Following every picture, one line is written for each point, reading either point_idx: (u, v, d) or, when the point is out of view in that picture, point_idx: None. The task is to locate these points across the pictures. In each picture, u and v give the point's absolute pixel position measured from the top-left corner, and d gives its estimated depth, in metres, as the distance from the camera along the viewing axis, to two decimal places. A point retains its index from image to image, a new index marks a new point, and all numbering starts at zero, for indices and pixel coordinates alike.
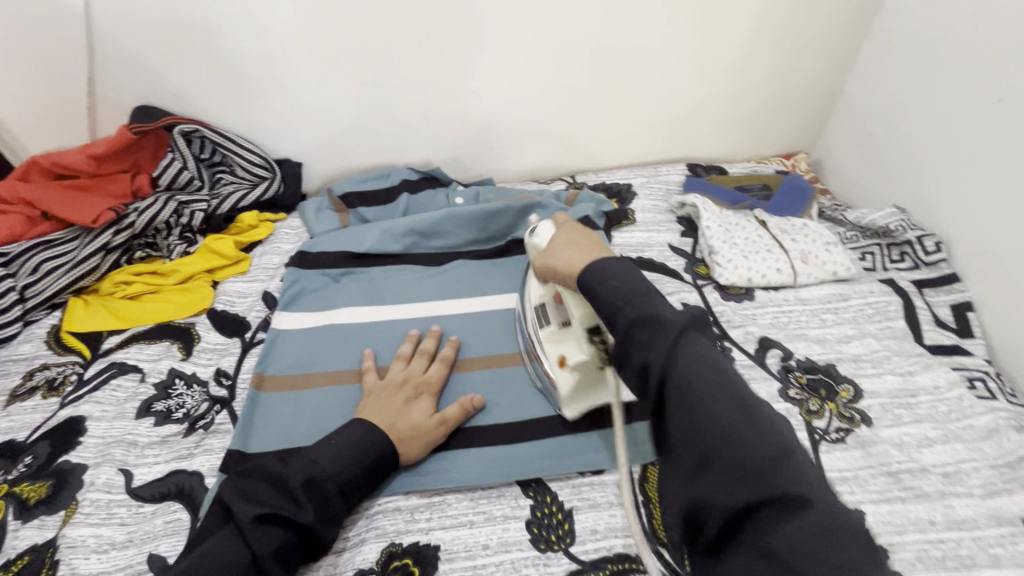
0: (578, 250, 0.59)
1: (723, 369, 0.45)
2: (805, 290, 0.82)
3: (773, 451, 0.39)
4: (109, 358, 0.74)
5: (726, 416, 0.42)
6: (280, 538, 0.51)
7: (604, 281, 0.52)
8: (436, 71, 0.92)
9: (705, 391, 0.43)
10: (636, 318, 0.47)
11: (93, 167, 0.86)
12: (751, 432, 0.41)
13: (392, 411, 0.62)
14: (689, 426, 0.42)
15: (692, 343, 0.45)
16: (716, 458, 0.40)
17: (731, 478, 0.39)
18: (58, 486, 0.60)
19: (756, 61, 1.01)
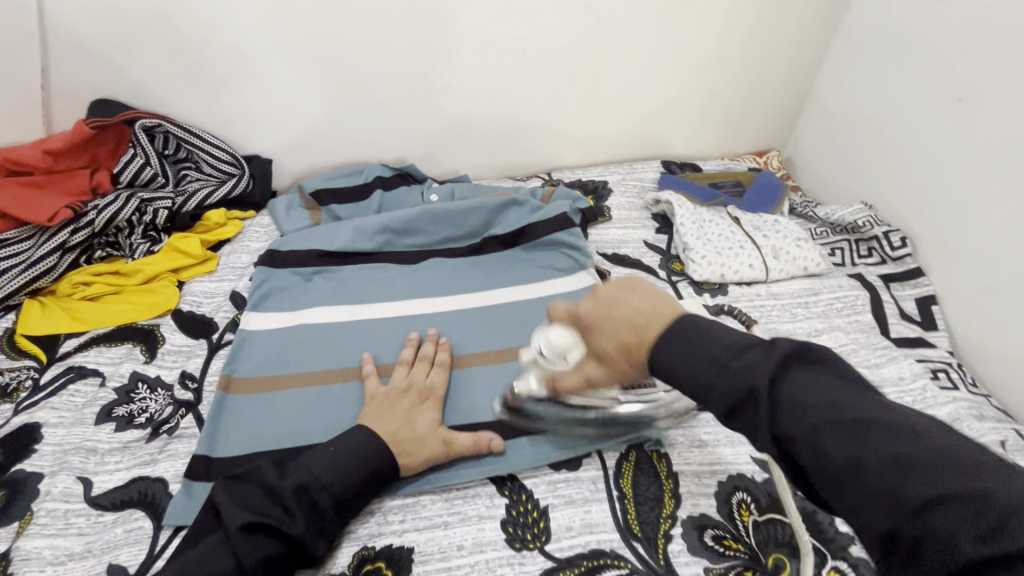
0: (625, 317, 0.46)
1: (850, 403, 0.38)
2: (777, 286, 0.83)
3: (961, 498, 0.32)
4: (67, 362, 0.71)
5: (874, 474, 0.35)
6: (268, 548, 0.49)
7: (678, 372, 0.42)
8: (409, 65, 0.91)
9: (839, 445, 0.36)
10: (731, 399, 0.40)
11: (49, 163, 0.83)
12: (913, 475, 0.34)
13: (395, 421, 0.61)
14: (845, 499, 0.36)
15: (792, 395, 0.39)
16: (908, 527, 0.33)
17: (944, 547, 0.31)
18: (11, 497, 0.57)
19: (729, 58, 1.02)
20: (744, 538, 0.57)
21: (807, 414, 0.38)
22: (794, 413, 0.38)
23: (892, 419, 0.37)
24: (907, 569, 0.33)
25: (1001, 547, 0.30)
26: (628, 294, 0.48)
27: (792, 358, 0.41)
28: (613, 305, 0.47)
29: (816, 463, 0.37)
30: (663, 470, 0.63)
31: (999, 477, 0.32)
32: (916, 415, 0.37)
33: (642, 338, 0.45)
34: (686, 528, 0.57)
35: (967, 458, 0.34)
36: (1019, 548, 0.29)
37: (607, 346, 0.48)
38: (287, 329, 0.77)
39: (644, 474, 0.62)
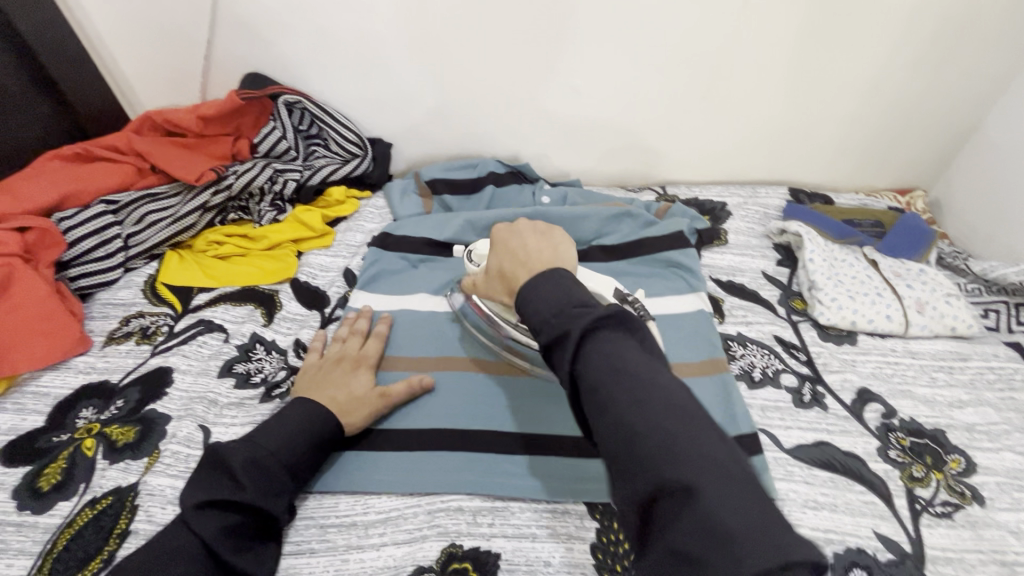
0: (513, 252, 0.58)
1: (632, 356, 0.40)
2: (916, 343, 0.74)
3: (672, 440, 0.35)
4: (198, 314, 0.77)
5: (623, 411, 0.37)
6: (226, 519, 0.50)
7: (528, 300, 0.47)
8: (539, 65, 0.90)
9: (606, 385, 0.39)
10: (551, 333, 0.43)
11: (200, 128, 0.89)
12: (653, 419, 0.37)
13: (331, 388, 0.63)
14: (597, 428, 0.39)
15: (589, 335, 0.41)
16: (625, 455, 0.36)
17: (643, 470, 0.35)
18: (144, 433, 0.62)
19: (885, 84, 0.93)
20: None
21: (601, 359, 0.40)
22: (583, 352, 0.41)
23: (659, 376, 0.40)
24: (621, 481, 0.37)
25: (687, 479, 0.33)
26: (528, 237, 0.59)
27: (611, 320, 0.42)
28: (510, 240, 0.59)
29: (589, 396, 0.39)
30: None
31: (707, 436, 0.36)
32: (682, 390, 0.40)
33: (516, 268, 0.55)
34: None
35: (696, 420, 0.37)
36: (693, 481, 0.33)
37: (495, 271, 0.59)
38: (392, 311, 0.79)
39: None
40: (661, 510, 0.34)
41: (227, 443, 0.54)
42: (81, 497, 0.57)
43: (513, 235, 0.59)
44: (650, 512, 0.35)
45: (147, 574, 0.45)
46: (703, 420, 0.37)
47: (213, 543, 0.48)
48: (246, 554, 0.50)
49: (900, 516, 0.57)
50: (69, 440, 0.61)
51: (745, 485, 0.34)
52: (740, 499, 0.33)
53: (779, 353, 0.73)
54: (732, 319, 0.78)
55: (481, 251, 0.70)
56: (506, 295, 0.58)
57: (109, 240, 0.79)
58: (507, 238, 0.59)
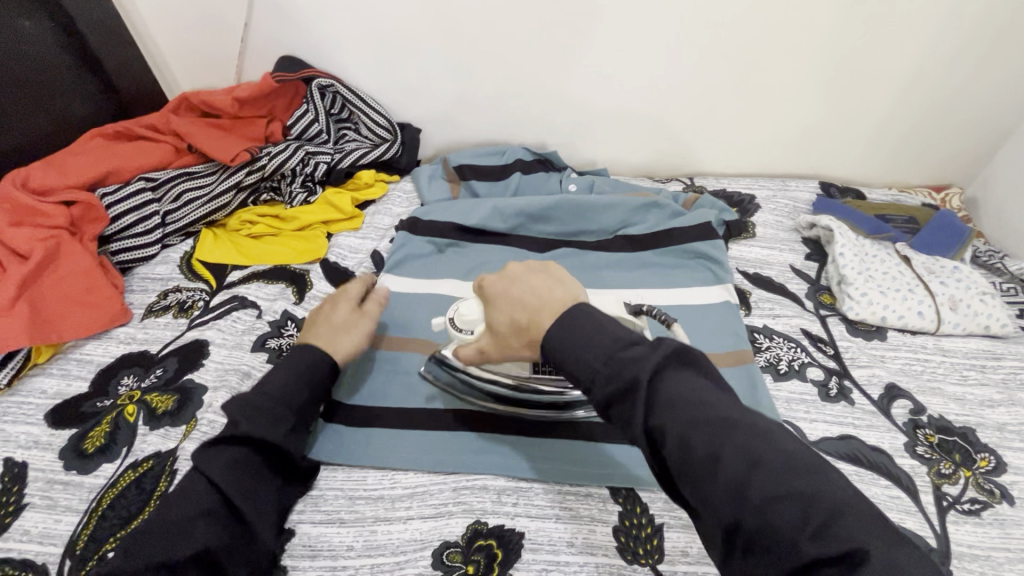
0: (521, 300, 0.53)
1: (712, 401, 0.40)
2: (947, 341, 0.73)
3: (789, 493, 0.34)
4: (232, 291, 0.79)
5: (728, 470, 0.36)
6: (230, 456, 0.52)
7: (578, 358, 0.45)
8: (571, 53, 0.90)
9: (703, 439, 0.37)
10: (613, 386, 0.42)
11: (235, 109, 0.91)
12: (765, 474, 0.35)
13: (313, 327, 0.67)
14: (698, 492, 0.37)
15: (658, 383, 0.41)
16: (748, 525, 0.34)
17: (773, 539, 0.33)
18: (182, 401, 0.65)
19: (927, 77, 0.91)
20: None
21: (683, 410, 0.39)
22: (664, 407, 0.40)
23: (747, 418, 0.39)
24: (751, 557, 0.34)
25: (836, 545, 0.32)
26: (529, 280, 0.55)
27: (671, 358, 0.42)
28: (511, 287, 0.55)
29: (678, 456, 0.38)
30: None
31: (823, 481, 0.35)
32: (772, 425, 0.39)
33: (533, 320, 0.51)
34: None
35: (801, 461, 0.36)
36: (848, 545, 0.32)
37: (506, 326, 0.55)
38: (420, 293, 0.80)
39: None
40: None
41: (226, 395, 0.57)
42: (123, 461, 0.59)
43: (512, 282, 0.55)
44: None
45: (165, 511, 0.48)
46: (809, 460, 0.36)
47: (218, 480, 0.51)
48: (260, 488, 0.53)
49: (926, 512, 0.57)
50: (112, 406, 0.64)
51: (874, 524, 0.33)
52: (878, 537, 0.32)
53: (806, 346, 0.73)
54: (758, 311, 0.77)
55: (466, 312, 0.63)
56: (528, 349, 0.54)
57: (148, 217, 0.82)
58: (508, 287, 0.55)
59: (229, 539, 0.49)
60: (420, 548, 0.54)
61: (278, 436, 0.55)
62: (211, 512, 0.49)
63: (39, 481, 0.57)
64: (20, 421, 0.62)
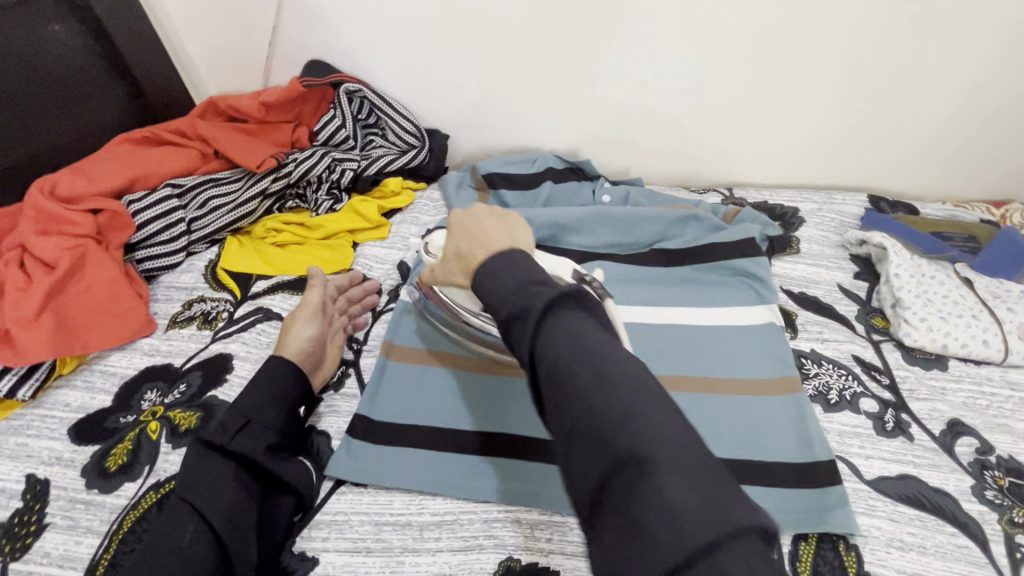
0: (470, 232, 0.51)
1: (594, 333, 0.37)
2: (1014, 372, 0.68)
3: (630, 419, 0.32)
4: (256, 301, 0.77)
5: (579, 390, 0.34)
6: (207, 476, 0.52)
7: (494, 282, 0.42)
8: (608, 58, 0.86)
9: (566, 361, 0.35)
10: (509, 309, 0.40)
11: (262, 114, 0.89)
12: (608, 392, 0.34)
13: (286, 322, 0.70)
14: (555, 412, 0.35)
15: (551, 313, 0.38)
16: (584, 441, 0.33)
17: (604, 456, 0.32)
18: (204, 418, 0.63)
19: (987, 86, 0.85)
20: None
21: (562, 334, 0.37)
22: (540, 329, 0.38)
23: (616, 354, 0.37)
24: (575, 458, 0.34)
25: (653, 455, 0.31)
26: (485, 218, 0.52)
27: (569, 297, 0.39)
28: (466, 221, 0.52)
29: (544, 372, 0.36)
30: (852, 566, 0.52)
31: (666, 408, 0.34)
32: (641, 366, 0.37)
33: (472, 250, 0.49)
34: None
35: (658, 400, 0.34)
36: (660, 456, 0.31)
37: (450, 256, 0.53)
38: None
39: (827, 564, 0.52)
40: (618, 487, 0.31)
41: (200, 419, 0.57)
42: (145, 481, 0.57)
43: (469, 217, 0.52)
44: (606, 492, 0.32)
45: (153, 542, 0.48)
46: (655, 388, 0.35)
47: (194, 495, 0.50)
48: (242, 501, 0.52)
49: (999, 565, 0.52)
50: (135, 422, 0.62)
51: (699, 464, 0.31)
52: (699, 480, 0.30)
53: (858, 375, 0.68)
54: (806, 335, 0.73)
55: (438, 243, 0.67)
56: (462, 279, 0.52)
57: (174, 224, 0.81)
58: (465, 220, 0.52)
59: (208, 554, 0.47)
60: None
61: (250, 447, 0.54)
62: (192, 530, 0.48)
63: (60, 500, 0.56)
64: (43, 435, 0.61)
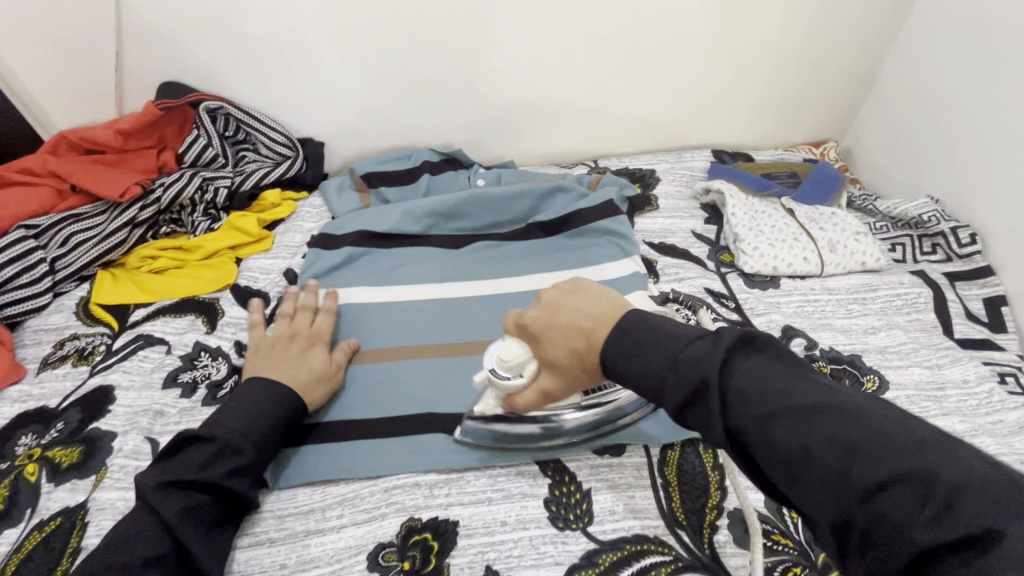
0: (574, 325, 0.47)
1: (789, 386, 0.37)
2: (832, 280, 0.80)
3: (901, 473, 0.31)
4: (136, 329, 0.75)
5: (822, 462, 0.33)
6: (188, 500, 0.51)
7: (637, 365, 0.41)
8: (460, 52, 0.92)
9: (790, 432, 0.35)
10: (683, 389, 0.39)
11: (120, 143, 0.87)
12: (862, 460, 0.32)
13: (288, 365, 0.64)
14: (804, 489, 0.34)
15: (734, 379, 0.37)
16: (860, 518, 0.31)
17: (896, 533, 0.30)
18: (89, 452, 0.61)
19: (789, 44, 0.99)
20: (792, 533, 0.56)
21: (755, 402, 0.36)
22: (733, 397, 0.37)
23: (838, 401, 0.35)
24: (866, 555, 0.31)
25: (966, 528, 0.28)
26: (575, 301, 0.48)
27: (735, 344, 0.39)
28: (559, 315, 0.48)
29: (766, 452, 0.35)
30: (709, 460, 0.62)
31: (944, 454, 0.31)
32: (868, 402, 0.36)
33: (597, 348, 0.45)
34: (732, 518, 0.57)
35: (916, 439, 0.32)
36: (979, 525, 0.28)
37: (564, 356, 0.48)
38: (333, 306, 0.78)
39: (689, 465, 0.62)
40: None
41: (204, 430, 0.55)
42: (28, 523, 0.56)
43: (563, 308, 0.48)
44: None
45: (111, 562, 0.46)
46: (919, 433, 0.33)
47: (171, 520, 0.49)
48: (207, 527, 0.52)
49: None
50: (10, 469, 0.60)
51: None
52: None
53: (709, 303, 0.76)
54: (665, 278, 0.81)
55: (506, 356, 0.54)
56: (589, 375, 0.48)
57: (33, 266, 0.77)
58: (560, 317, 0.48)
59: None
60: (355, 554, 0.54)
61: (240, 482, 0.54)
62: (154, 557, 0.47)
63: None
64: None
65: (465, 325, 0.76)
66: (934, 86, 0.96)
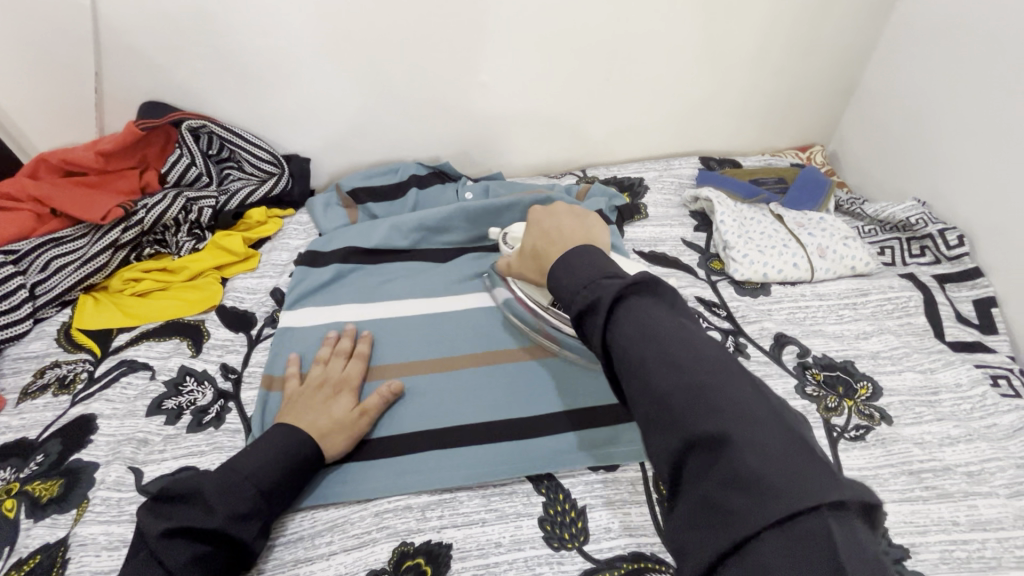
0: (548, 233, 0.62)
1: (665, 317, 0.41)
2: (822, 286, 0.80)
3: (703, 389, 0.37)
4: (119, 355, 0.74)
5: (653, 370, 0.39)
6: (195, 548, 0.49)
7: (561, 278, 0.47)
8: (445, 65, 0.91)
9: (638, 346, 0.40)
10: (581, 302, 0.44)
11: (101, 164, 0.85)
12: (677, 376, 0.38)
13: (309, 412, 0.62)
14: (633, 387, 0.40)
15: (623, 303, 0.42)
16: (659, 411, 0.38)
17: (678, 426, 0.36)
18: (70, 485, 0.60)
19: (772, 51, 1.00)
20: None
21: (636, 325, 0.41)
22: (612, 313, 0.42)
23: (693, 338, 0.41)
24: (653, 439, 0.38)
25: (720, 434, 0.34)
26: (565, 219, 0.62)
27: (638, 285, 0.43)
28: (544, 220, 0.63)
29: (620, 354, 0.41)
30: None
31: (743, 390, 0.37)
32: (717, 347, 0.41)
33: (546, 252, 0.60)
34: None
35: (732, 375, 0.38)
36: (724, 433, 0.34)
37: (530, 250, 0.65)
38: (323, 325, 0.77)
39: None
40: (694, 463, 0.35)
41: (212, 474, 0.54)
42: (6, 561, 0.54)
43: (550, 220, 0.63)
44: (684, 465, 0.36)
45: None
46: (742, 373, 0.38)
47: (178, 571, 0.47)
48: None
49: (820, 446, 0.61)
50: None
51: (774, 432, 0.34)
52: (767, 438, 0.34)
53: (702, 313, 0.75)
54: None
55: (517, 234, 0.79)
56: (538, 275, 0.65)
57: (12, 293, 0.75)
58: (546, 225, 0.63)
59: None
60: None
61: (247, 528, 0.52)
62: None
63: None
64: None
65: (456, 341, 0.75)
66: (915, 88, 0.96)
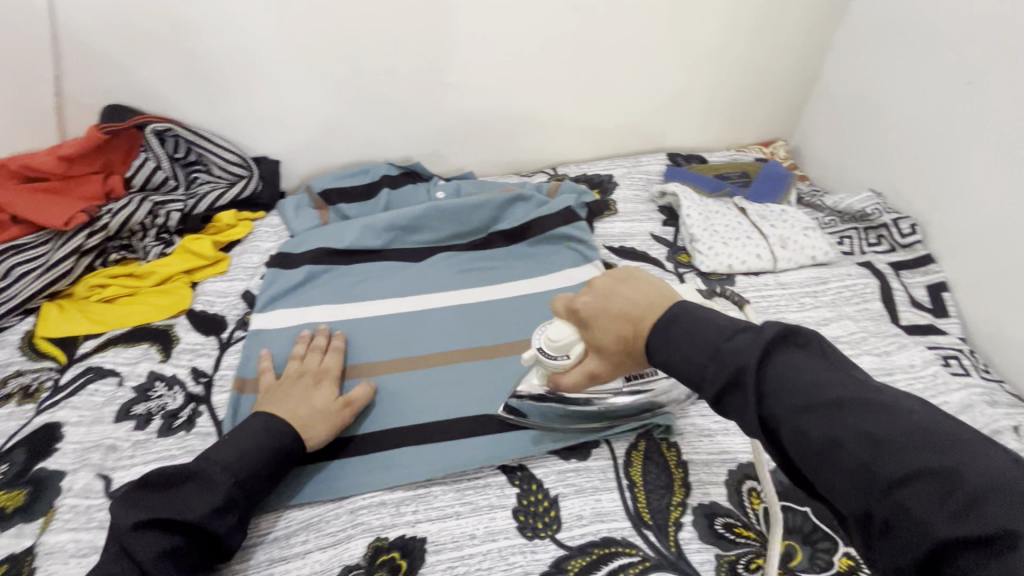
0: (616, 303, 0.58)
1: (836, 379, 0.38)
2: (785, 275, 0.83)
3: (928, 467, 0.32)
4: (85, 362, 0.72)
5: (849, 451, 0.35)
6: (170, 541, 0.49)
7: (674, 341, 0.44)
8: (414, 66, 0.92)
9: (816, 422, 0.36)
10: (721, 378, 0.41)
11: (63, 169, 0.84)
12: (889, 455, 0.33)
13: (290, 402, 0.62)
14: (827, 475, 0.35)
15: (766, 370, 0.39)
16: (881, 507, 0.33)
17: (913, 522, 0.31)
18: (36, 494, 0.59)
19: (733, 49, 1.03)
20: (754, 525, 0.58)
21: (792, 393, 0.38)
22: (766, 386, 0.39)
23: (877, 399, 0.36)
24: (884, 543, 0.33)
25: (984, 528, 0.29)
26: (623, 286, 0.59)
27: (777, 340, 0.40)
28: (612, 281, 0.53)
29: (798, 443, 0.37)
30: (673, 459, 0.64)
31: (981, 459, 0.32)
32: (925, 408, 0.36)
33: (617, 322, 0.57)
34: (696, 515, 0.59)
35: (956, 441, 0.33)
36: (999, 526, 0.29)
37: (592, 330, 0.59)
38: (296, 326, 0.77)
39: (653, 464, 0.63)
40: (961, 567, 0.29)
41: (187, 465, 0.53)
42: None
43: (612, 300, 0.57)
44: (942, 572, 0.30)
45: None
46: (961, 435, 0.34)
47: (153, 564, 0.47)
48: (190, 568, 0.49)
49: None
50: None
51: None
52: None
53: None
54: None
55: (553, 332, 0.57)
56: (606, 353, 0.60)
57: None
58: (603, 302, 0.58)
59: None
60: None
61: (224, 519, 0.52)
62: None
63: None
64: None
65: (430, 338, 0.76)
66: (869, 84, 1.00)
